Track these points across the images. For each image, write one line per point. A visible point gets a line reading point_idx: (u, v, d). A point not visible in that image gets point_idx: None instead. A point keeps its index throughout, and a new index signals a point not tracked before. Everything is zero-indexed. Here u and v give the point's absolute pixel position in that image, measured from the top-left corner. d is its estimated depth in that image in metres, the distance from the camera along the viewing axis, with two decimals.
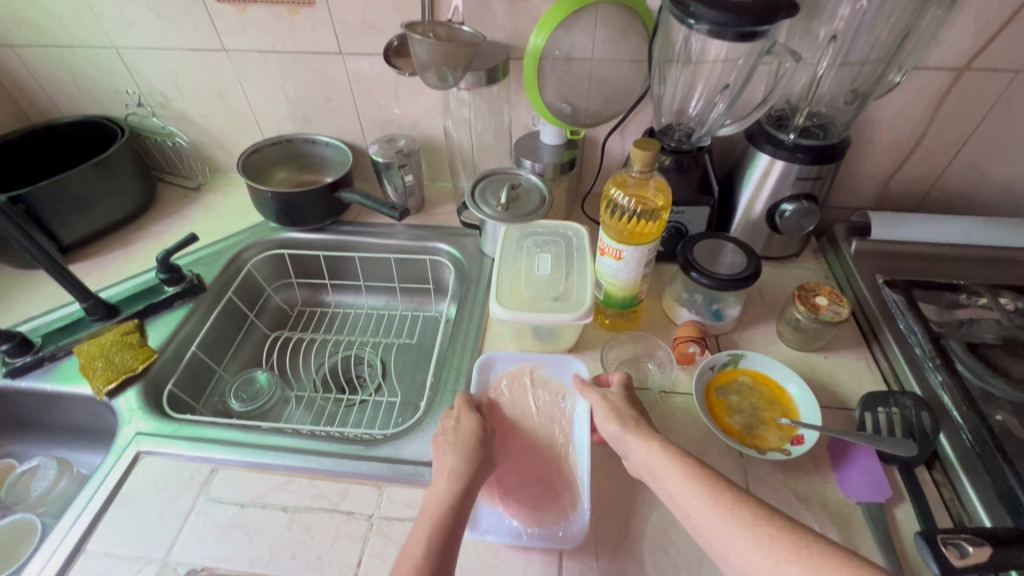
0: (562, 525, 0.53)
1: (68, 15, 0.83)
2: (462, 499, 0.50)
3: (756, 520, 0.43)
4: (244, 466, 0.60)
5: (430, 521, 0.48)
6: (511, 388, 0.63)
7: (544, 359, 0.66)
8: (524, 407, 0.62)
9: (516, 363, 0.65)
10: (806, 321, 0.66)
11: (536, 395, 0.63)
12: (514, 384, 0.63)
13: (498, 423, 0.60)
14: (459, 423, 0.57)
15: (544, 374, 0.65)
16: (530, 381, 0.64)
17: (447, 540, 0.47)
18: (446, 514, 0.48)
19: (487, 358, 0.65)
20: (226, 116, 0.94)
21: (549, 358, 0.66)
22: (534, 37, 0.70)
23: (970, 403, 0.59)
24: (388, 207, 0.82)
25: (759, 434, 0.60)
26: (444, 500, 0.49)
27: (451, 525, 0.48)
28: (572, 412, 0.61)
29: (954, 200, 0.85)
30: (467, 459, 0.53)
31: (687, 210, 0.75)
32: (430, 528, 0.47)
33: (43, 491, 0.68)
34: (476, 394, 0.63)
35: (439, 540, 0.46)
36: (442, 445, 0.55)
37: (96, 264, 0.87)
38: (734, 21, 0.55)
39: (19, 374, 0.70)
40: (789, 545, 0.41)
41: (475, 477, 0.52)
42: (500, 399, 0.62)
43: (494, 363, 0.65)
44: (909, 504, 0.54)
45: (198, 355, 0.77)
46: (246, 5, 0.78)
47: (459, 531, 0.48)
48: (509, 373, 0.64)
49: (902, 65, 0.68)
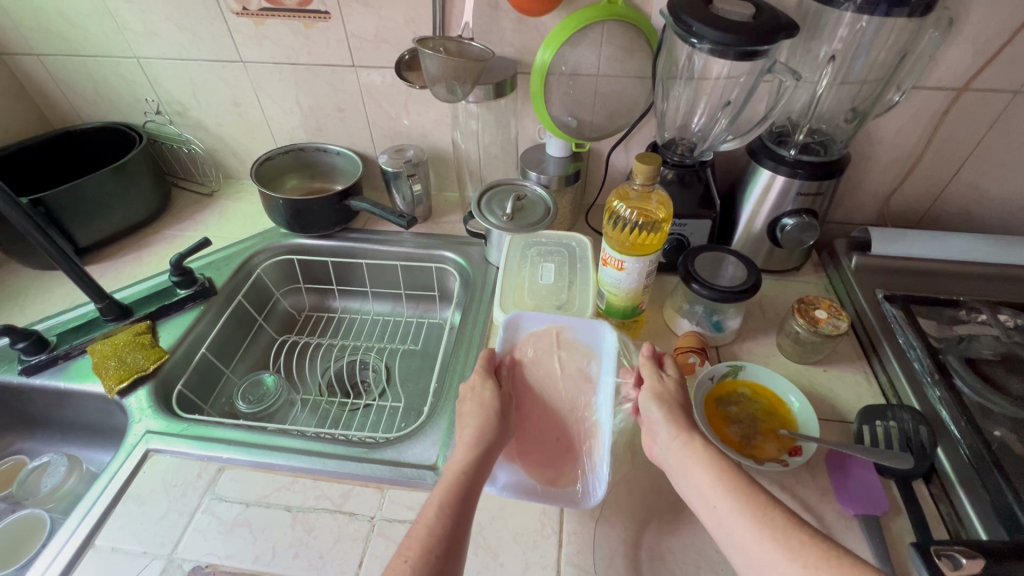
0: (578, 487, 0.56)
1: (93, 27, 0.87)
2: (477, 468, 0.51)
3: (759, 517, 0.44)
4: (251, 466, 0.61)
5: (447, 483, 0.49)
6: (539, 350, 0.63)
7: (574, 322, 0.64)
8: (548, 369, 0.62)
9: (545, 324, 0.64)
10: (805, 333, 0.67)
11: (561, 358, 0.62)
12: (541, 345, 0.63)
13: (520, 383, 0.61)
14: (477, 392, 0.57)
15: (571, 336, 0.64)
16: (558, 342, 0.63)
17: (462, 506, 0.48)
18: (463, 477, 0.49)
19: (514, 317, 0.64)
20: (241, 124, 0.97)
21: (580, 321, 0.64)
22: (542, 54, 0.73)
23: (968, 419, 0.59)
24: (396, 215, 0.83)
25: (756, 444, 0.60)
26: (459, 464, 0.50)
27: (467, 489, 0.49)
28: (596, 377, 0.62)
29: (954, 217, 0.86)
30: (484, 428, 0.53)
31: (689, 223, 0.76)
32: (446, 489, 0.48)
33: (53, 486, 0.69)
34: (500, 352, 0.63)
35: (455, 500, 0.48)
36: (463, 416, 0.56)
37: (111, 266, 0.89)
38: (734, 41, 0.56)
39: (33, 372, 0.72)
40: (819, 552, 0.40)
41: (493, 445, 0.53)
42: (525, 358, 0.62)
43: (522, 321, 0.64)
44: (906, 517, 0.54)
45: (208, 357, 0.78)
46: (263, 18, 0.81)
47: (473, 498, 0.49)
48: (536, 334, 0.64)
49: (901, 85, 0.70)
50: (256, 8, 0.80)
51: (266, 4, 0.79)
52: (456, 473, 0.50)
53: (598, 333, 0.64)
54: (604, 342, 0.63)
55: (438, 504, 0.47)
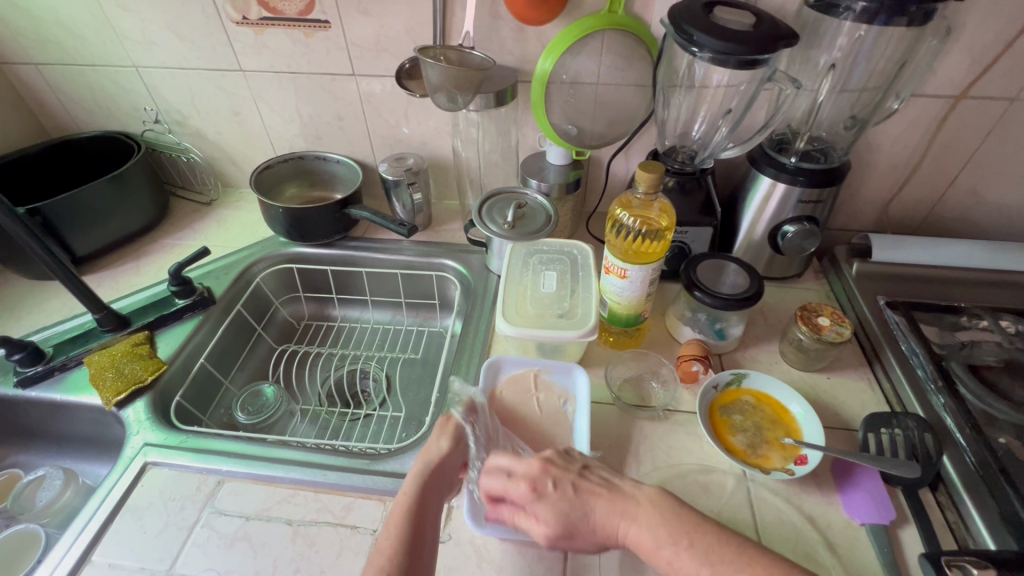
0: None
1: (93, 36, 0.87)
2: (429, 487, 0.52)
3: (741, 574, 0.41)
4: (250, 478, 0.61)
5: (399, 511, 0.50)
6: (514, 392, 0.64)
7: (549, 364, 0.66)
8: (528, 406, 0.63)
9: (523, 367, 0.67)
10: (808, 341, 0.67)
11: (539, 398, 0.64)
12: (520, 388, 0.65)
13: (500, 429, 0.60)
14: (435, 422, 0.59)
15: (547, 379, 0.66)
16: (534, 384, 0.65)
17: (417, 525, 0.49)
18: (414, 503, 0.51)
19: (495, 361, 0.66)
20: (241, 133, 0.96)
21: (555, 363, 0.67)
22: (542, 62, 0.74)
23: (973, 426, 0.59)
24: (396, 224, 0.83)
25: (762, 453, 0.60)
26: (409, 486, 0.52)
27: (419, 508, 0.50)
28: (571, 416, 0.63)
29: (952, 223, 0.87)
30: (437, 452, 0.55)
31: (690, 231, 0.75)
32: (401, 515, 0.50)
33: (48, 501, 0.68)
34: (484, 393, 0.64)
35: (412, 525, 0.49)
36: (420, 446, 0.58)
37: (109, 276, 0.88)
38: (734, 50, 0.57)
39: (29, 384, 0.71)
40: None
41: (446, 467, 0.54)
42: (505, 398, 0.64)
43: (503, 365, 0.66)
44: (913, 525, 0.54)
45: (206, 368, 0.77)
46: (263, 27, 0.81)
47: (427, 516, 0.50)
48: (516, 376, 0.66)
49: (900, 92, 0.70)
50: (256, 17, 0.80)
51: (266, 13, 0.79)
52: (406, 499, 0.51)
53: (572, 376, 0.66)
54: (577, 384, 0.65)
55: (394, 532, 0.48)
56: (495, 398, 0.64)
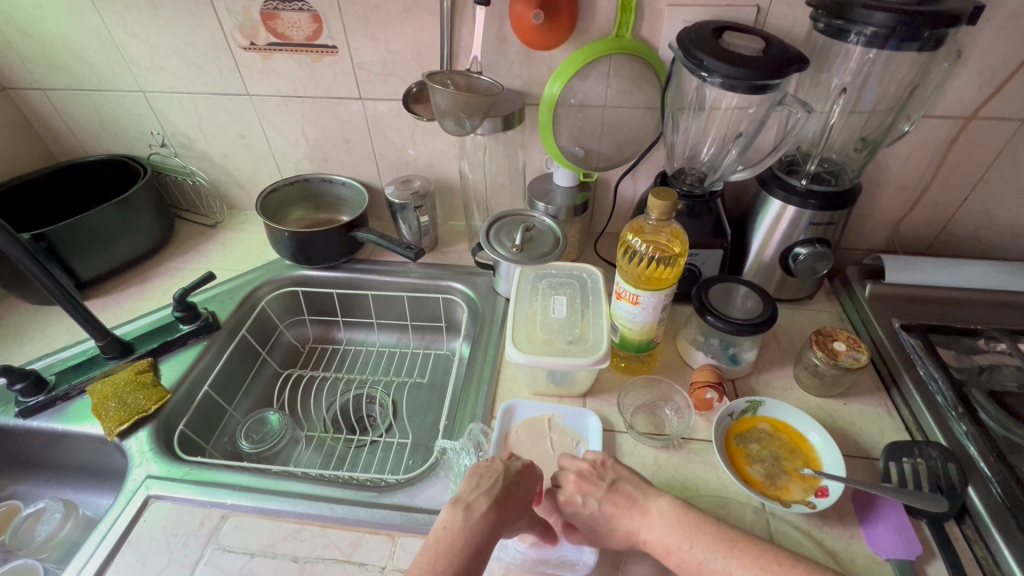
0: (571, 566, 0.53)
1: (101, 62, 0.87)
2: (497, 519, 0.49)
3: None
4: (256, 513, 0.59)
5: (441, 546, 0.47)
6: (527, 436, 0.65)
7: (562, 408, 0.67)
8: (542, 448, 0.64)
9: (537, 411, 0.67)
10: (824, 366, 0.65)
11: (553, 440, 0.64)
12: (533, 431, 0.65)
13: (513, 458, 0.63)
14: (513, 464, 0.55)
15: (560, 424, 0.66)
16: (548, 428, 0.65)
17: (476, 556, 0.47)
18: (464, 538, 0.47)
19: (510, 405, 0.67)
20: (247, 155, 0.96)
21: (565, 407, 0.67)
22: (551, 86, 0.74)
23: (997, 454, 0.57)
24: (402, 247, 0.82)
25: (781, 485, 0.58)
26: (485, 515, 0.49)
27: (482, 541, 0.48)
28: None
29: (964, 242, 0.86)
30: (510, 490, 0.52)
31: (700, 253, 0.74)
32: (445, 552, 0.47)
33: (48, 535, 0.66)
34: (498, 438, 0.64)
35: (459, 562, 0.46)
36: (497, 472, 0.53)
37: (112, 301, 0.87)
38: (744, 75, 0.56)
39: (31, 414, 0.69)
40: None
41: (510, 505, 0.51)
42: (518, 444, 0.64)
43: (516, 410, 0.67)
44: (940, 560, 0.52)
45: (210, 395, 0.76)
46: (271, 52, 0.81)
47: (487, 548, 0.48)
48: (530, 420, 0.66)
49: (912, 115, 0.70)
50: (264, 42, 0.80)
51: (274, 39, 0.80)
52: (452, 534, 0.48)
53: (583, 420, 0.66)
54: (589, 426, 0.66)
55: (442, 569, 0.45)
56: (507, 439, 0.64)
